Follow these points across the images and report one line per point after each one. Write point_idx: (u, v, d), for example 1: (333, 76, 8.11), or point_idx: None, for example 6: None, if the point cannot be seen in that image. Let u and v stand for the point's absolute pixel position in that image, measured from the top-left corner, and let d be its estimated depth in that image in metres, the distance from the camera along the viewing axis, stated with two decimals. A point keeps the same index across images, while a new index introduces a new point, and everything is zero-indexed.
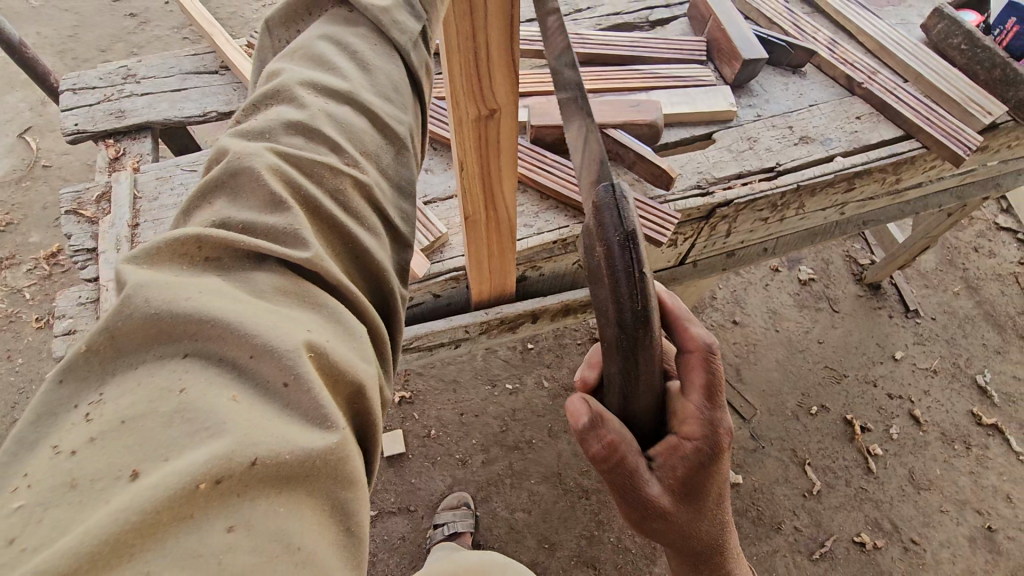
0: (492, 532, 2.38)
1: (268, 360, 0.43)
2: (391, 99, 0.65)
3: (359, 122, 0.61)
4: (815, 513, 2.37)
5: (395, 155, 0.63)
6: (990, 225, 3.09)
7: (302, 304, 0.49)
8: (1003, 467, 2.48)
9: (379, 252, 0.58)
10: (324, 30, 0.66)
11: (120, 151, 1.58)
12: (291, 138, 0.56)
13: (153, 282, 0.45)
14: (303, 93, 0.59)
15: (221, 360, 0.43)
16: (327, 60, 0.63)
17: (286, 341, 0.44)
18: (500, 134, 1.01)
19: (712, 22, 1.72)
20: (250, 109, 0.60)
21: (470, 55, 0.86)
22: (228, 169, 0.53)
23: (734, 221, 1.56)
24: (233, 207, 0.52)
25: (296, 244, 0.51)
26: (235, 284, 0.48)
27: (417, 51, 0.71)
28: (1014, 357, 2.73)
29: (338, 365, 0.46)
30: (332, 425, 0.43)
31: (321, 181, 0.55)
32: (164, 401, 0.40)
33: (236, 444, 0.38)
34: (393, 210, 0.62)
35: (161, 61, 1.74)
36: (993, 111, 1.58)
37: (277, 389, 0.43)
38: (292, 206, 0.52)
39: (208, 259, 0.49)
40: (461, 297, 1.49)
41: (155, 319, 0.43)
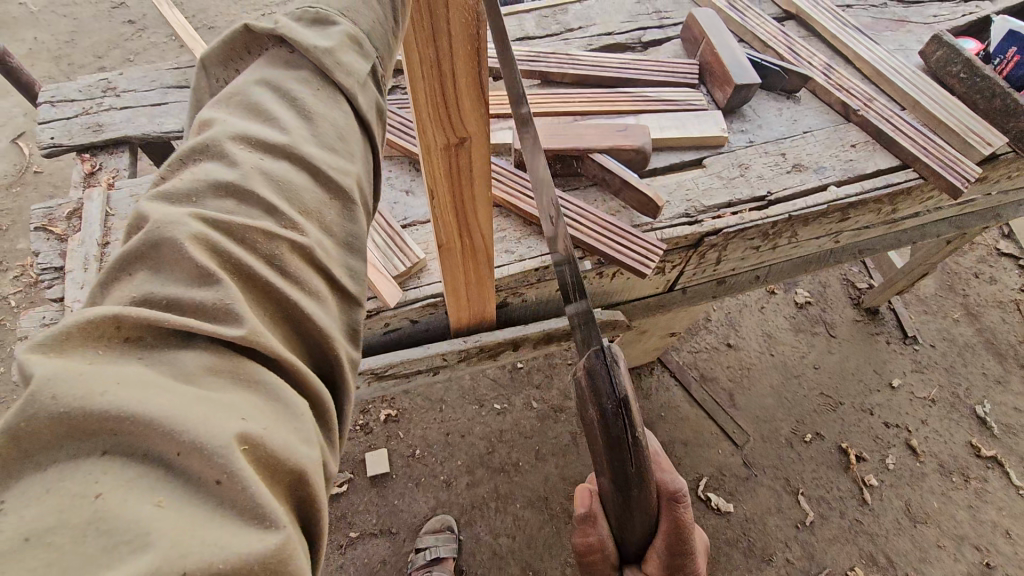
0: (476, 557, 2.32)
1: (198, 456, 0.38)
2: (339, 151, 0.59)
3: (297, 177, 0.54)
4: (808, 545, 2.31)
5: (340, 212, 0.57)
6: (990, 251, 3.03)
7: (236, 382, 0.43)
8: (1002, 501, 2.42)
9: (322, 316, 0.51)
10: (261, 73, 0.60)
11: (95, 166, 1.54)
12: (218, 202, 0.50)
13: (65, 371, 0.38)
14: (234, 149, 0.53)
15: (147, 457, 0.38)
16: (263, 108, 0.57)
17: (218, 433, 0.39)
18: (472, 162, 0.97)
19: (706, 44, 1.68)
20: (175, 165, 0.53)
21: (436, 82, 0.81)
22: (151, 240, 0.46)
23: (723, 249, 1.51)
24: (155, 280, 0.46)
25: (227, 320, 0.44)
26: (160, 366, 0.41)
27: (366, 92, 0.65)
28: (1015, 387, 2.66)
29: (276, 454, 0.42)
30: (272, 524, 0.39)
31: (253, 247, 0.49)
32: (75, 512, 0.34)
33: (164, 556, 0.33)
34: (339, 271, 0.55)
35: (143, 74, 1.71)
36: (993, 143, 1.53)
37: (210, 487, 0.38)
38: (221, 278, 0.46)
39: (129, 340, 0.42)
40: (440, 324, 1.44)
41: (63, 416, 0.37)
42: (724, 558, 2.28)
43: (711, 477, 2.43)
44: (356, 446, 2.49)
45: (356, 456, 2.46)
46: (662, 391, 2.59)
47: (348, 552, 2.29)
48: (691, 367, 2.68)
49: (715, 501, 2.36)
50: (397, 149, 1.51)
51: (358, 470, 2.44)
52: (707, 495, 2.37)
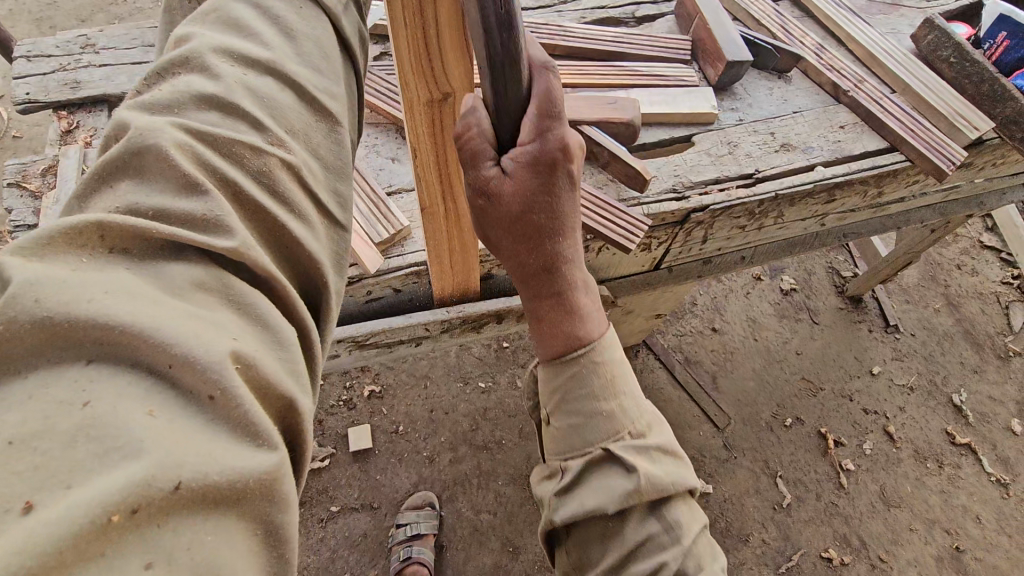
0: (457, 532, 2.34)
1: (189, 373, 0.37)
2: (323, 69, 0.58)
3: (283, 96, 0.53)
4: (784, 526, 2.35)
5: (327, 133, 0.55)
6: (974, 243, 3.06)
7: (223, 302, 0.42)
8: (974, 488, 2.47)
9: (311, 242, 0.49)
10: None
11: (73, 124, 1.50)
12: (203, 115, 0.48)
13: (51, 280, 0.37)
14: (216, 62, 0.51)
15: (136, 366, 0.37)
16: (244, 25, 0.55)
17: (208, 352, 0.38)
18: (456, 120, 0.95)
19: (699, 20, 1.67)
20: (153, 78, 0.51)
21: (420, 33, 0.79)
22: (132, 149, 0.44)
23: (710, 227, 1.51)
24: (138, 190, 0.44)
25: (218, 232, 0.43)
26: (145, 279, 0.40)
27: (349, 17, 0.65)
28: (990, 377, 2.71)
29: (265, 378, 0.41)
30: (267, 442, 0.39)
31: (241, 162, 0.47)
32: (65, 417, 0.34)
33: (158, 464, 0.33)
34: (325, 195, 0.53)
35: (123, 32, 1.66)
36: (979, 126, 1.54)
37: (201, 402, 0.38)
38: (209, 190, 0.44)
39: (114, 251, 0.41)
40: (423, 293, 1.43)
41: (50, 323, 0.36)
42: None
43: (691, 458, 2.46)
44: (339, 420, 2.48)
45: (339, 430, 2.46)
46: (646, 373, 2.61)
47: (329, 525, 2.29)
48: (675, 350, 2.70)
49: None
50: (385, 116, 1.48)
51: (340, 445, 2.43)
52: None
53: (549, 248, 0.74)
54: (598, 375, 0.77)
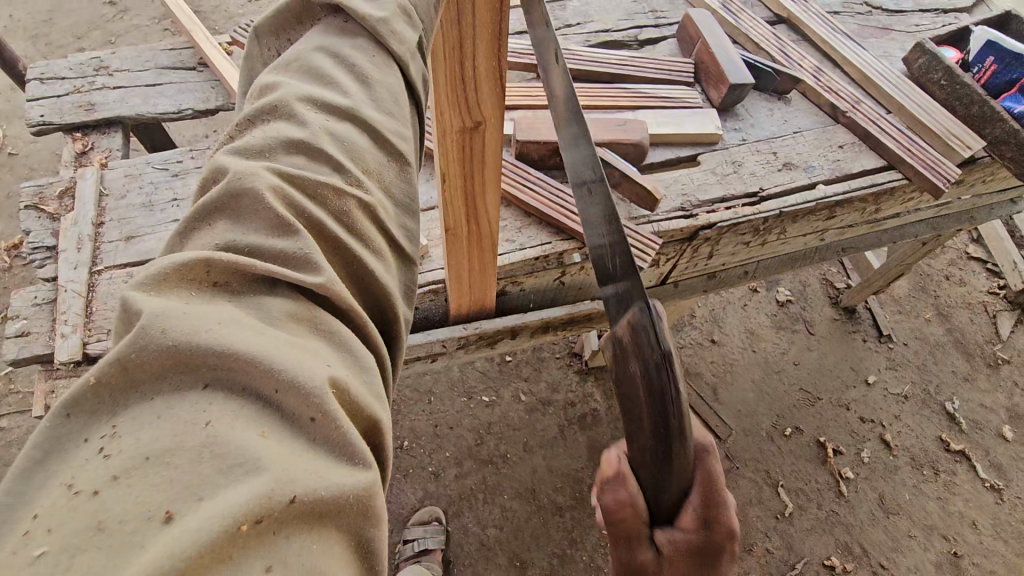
0: (463, 548, 2.34)
1: (294, 393, 0.36)
2: (397, 115, 0.54)
3: (361, 141, 0.50)
4: (787, 535, 2.38)
5: (398, 172, 0.52)
6: (960, 255, 3.15)
7: (316, 333, 0.41)
8: (969, 494, 2.52)
9: (384, 276, 0.48)
10: (320, 39, 0.55)
11: (88, 146, 1.51)
12: (290, 159, 0.46)
13: (172, 310, 0.37)
14: (302, 109, 0.49)
15: (246, 390, 0.36)
16: (325, 73, 0.52)
17: (312, 373, 0.37)
18: (484, 146, 0.98)
19: (701, 44, 1.73)
20: (243, 124, 0.49)
21: (456, 64, 0.83)
22: (230, 188, 0.43)
23: (716, 243, 1.55)
24: (235, 230, 0.43)
25: (308, 269, 0.42)
26: (244, 309, 0.40)
27: (416, 63, 0.60)
28: (981, 385, 2.78)
29: (358, 401, 0.39)
30: (368, 464, 0.37)
31: (325, 204, 0.45)
32: (187, 436, 0.33)
33: (275, 480, 0.32)
34: (394, 225, 0.50)
35: (136, 54, 1.68)
36: (972, 146, 1.60)
37: (303, 423, 0.36)
38: (300, 229, 0.43)
39: (216, 286, 0.40)
40: (439, 311, 1.45)
41: (173, 349, 0.35)
42: None
43: None
44: None
45: None
46: None
47: None
48: None
49: None
50: None
51: None
52: None
53: (610, 292, 0.76)
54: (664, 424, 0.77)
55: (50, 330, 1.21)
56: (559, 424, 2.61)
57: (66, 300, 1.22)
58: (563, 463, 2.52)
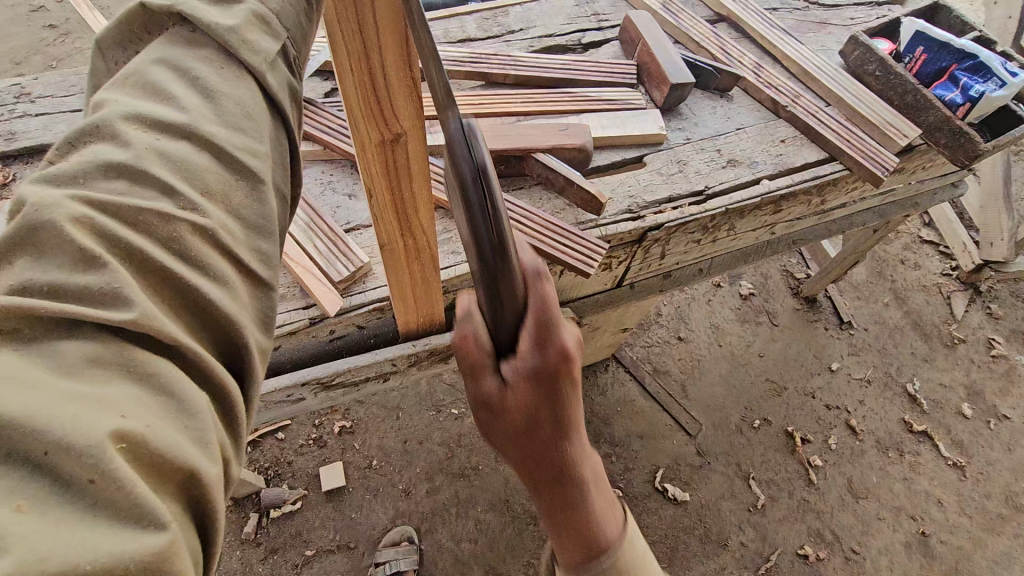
0: (438, 565, 2.29)
1: (67, 456, 0.34)
2: (245, 129, 0.53)
3: (197, 158, 0.49)
4: (760, 527, 2.40)
5: (250, 193, 0.52)
6: (914, 239, 3.23)
7: (121, 376, 0.39)
8: (934, 472, 2.57)
9: (231, 305, 0.47)
10: (158, 51, 0.54)
11: (9, 176, 1.44)
12: (108, 183, 0.45)
13: None
14: (126, 129, 0.47)
15: (15, 451, 0.34)
16: (162, 88, 0.51)
17: (88, 433, 0.35)
18: (409, 159, 0.95)
19: (642, 46, 1.73)
20: (64, 148, 0.47)
21: (367, 79, 0.80)
22: (27, 223, 0.41)
23: (666, 243, 1.55)
24: (35, 267, 0.41)
25: (115, 304, 0.40)
26: (34, 358, 0.38)
27: (277, 73, 0.59)
28: (940, 365, 2.84)
29: (160, 452, 0.38)
30: (154, 523, 0.36)
31: (148, 231, 0.44)
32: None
33: (20, 562, 0.29)
34: (251, 259, 0.50)
35: (60, 79, 1.61)
36: (908, 134, 1.63)
37: (83, 485, 0.35)
38: (109, 263, 0.41)
39: (6, 333, 0.38)
40: (389, 328, 1.41)
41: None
42: (682, 547, 2.33)
43: (667, 467, 2.49)
44: (310, 460, 2.42)
45: (310, 470, 2.39)
46: (617, 386, 2.64)
47: (304, 570, 2.21)
48: (644, 362, 2.75)
49: (671, 491, 2.42)
50: (338, 152, 1.48)
51: (313, 486, 2.37)
52: (663, 486, 2.44)
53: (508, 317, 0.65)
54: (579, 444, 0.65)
55: None
56: None
57: None
58: None
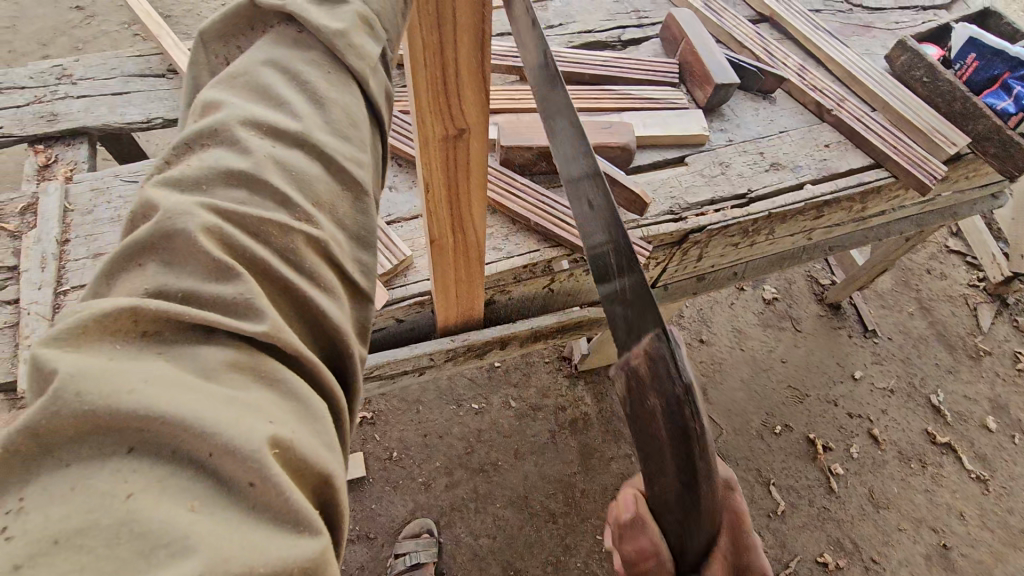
0: (456, 559, 2.29)
1: (229, 458, 0.34)
2: (349, 137, 0.51)
3: (311, 169, 0.48)
4: (779, 533, 2.39)
5: (351, 204, 0.50)
6: (941, 248, 3.19)
7: (257, 380, 0.39)
8: (956, 485, 2.55)
9: (339, 315, 0.46)
10: (266, 53, 0.53)
11: (52, 158, 1.44)
12: (229, 192, 0.44)
13: (90, 367, 0.34)
14: (245, 135, 0.46)
15: (174, 454, 0.34)
16: (272, 92, 0.50)
17: (249, 437, 0.34)
18: (469, 155, 0.94)
19: (686, 44, 1.71)
20: (179, 148, 0.47)
21: (439, 71, 0.78)
22: (159, 231, 0.41)
23: (706, 246, 1.54)
24: (168, 274, 0.41)
25: (248, 317, 0.40)
26: (175, 362, 0.37)
27: (377, 75, 0.58)
28: (965, 376, 2.81)
29: (305, 457, 0.37)
30: (311, 528, 0.35)
31: (268, 242, 0.43)
32: (106, 512, 0.31)
33: (206, 565, 0.30)
34: (350, 266, 0.48)
35: (102, 61, 1.61)
36: (956, 142, 1.61)
37: (242, 489, 0.34)
38: (240, 272, 0.41)
39: (148, 334, 0.38)
40: (425, 323, 1.41)
41: (92, 413, 0.33)
42: None
43: None
44: None
45: None
46: None
47: None
48: None
49: None
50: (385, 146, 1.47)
51: None
52: None
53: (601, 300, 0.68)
54: (675, 458, 0.66)
55: (14, 356, 1.15)
56: (550, 429, 2.58)
57: (30, 325, 1.16)
58: (555, 468, 2.49)
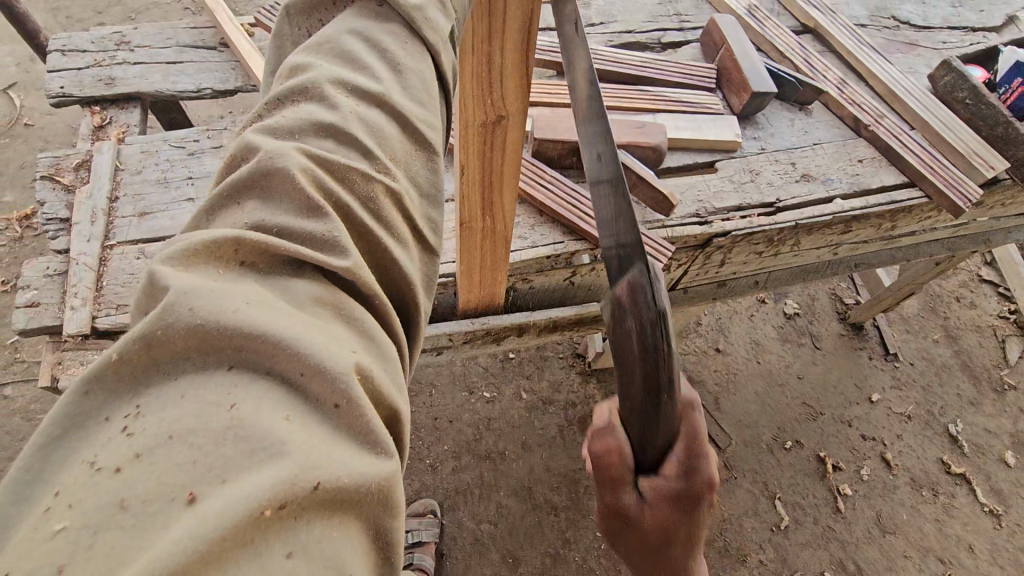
0: (457, 542, 2.34)
1: (318, 379, 0.38)
2: (426, 103, 0.56)
3: (389, 126, 0.52)
4: (781, 548, 2.38)
5: (425, 162, 0.54)
6: (972, 277, 3.12)
7: (338, 318, 0.42)
8: (968, 517, 2.51)
9: (408, 265, 0.49)
10: (352, 23, 0.56)
11: (105, 120, 1.52)
12: (320, 142, 0.48)
13: (199, 286, 0.38)
14: (334, 93, 0.50)
15: (270, 372, 0.38)
16: (357, 58, 0.54)
17: (337, 361, 0.38)
18: (507, 141, 0.97)
19: (725, 51, 1.71)
20: (273, 104, 0.51)
21: (483, 58, 0.82)
22: (259, 169, 0.45)
23: (729, 252, 1.54)
24: (264, 209, 0.45)
25: (334, 252, 0.44)
26: (272, 293, 0.41)
27: (449, 54, 0.62)
28: (986, 409, 2.75)
29: (379, 390, 0.41)
30: (383, 451, 0.39)
31: (352, 187, 0.47)
32: (213, 419, 0.35)
33: (301, 465, 0.33)
34: (420, 220, 0.53)
35: (158, 31, 1.68)
36: (995, 166, 1.59)
37: (326, 409, 0.38)
38: (329, 212, 0.45)
39: (244, 264, 0.42)
40: (448, 305, 1.45)
41: (200, 328, 0.37)
42: None
43: None
44: None
45: None
46: None
47: None
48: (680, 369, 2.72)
49: None
50: None
51: None
52: None
53: (608, 249, 0.79)
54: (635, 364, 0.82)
55: (61, 301, 1.22)
56: (559, 424, 2.60)
57: (77, 272, 1.23)
58: (561, 462, 2.52)
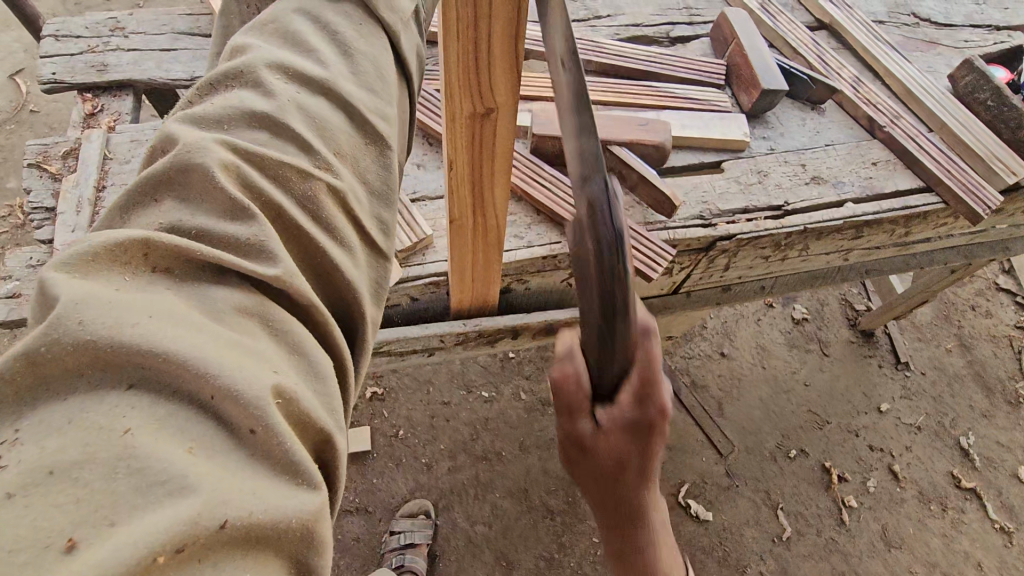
0: (450, 543, 2.31)
1: (232, 402, 0.34)
2: (373, 88, 0.51)
3: (333, 116, 0.48)
4: (782, 559, 2.32)
5: (376, 157, 0.50)
6: (989, 285, 3.02)
7: (264, 331, 0.38)
8: (977, 533, 2.43)
9: (356, 274, 0.45)
10: (302, 1, 0.53)
11: (97, 107, 1.49)
12: (251, 133, 0.44)
13: (97, 298, 0.34)
14: (273, 79, 0.47)
15: (178, 395, 0.34)
16: (304, 40, 0.50)
17: (255, 382, 0.34)
18: (494, 135, 0.92)
19: (735, 46, 1.65)
20: (206, 89, 0.47)
21: (470, 45, 0.77)
22: (177, 164, 0.41)
23: (734, 255, 1.48)
24: (182, 209, 0.41)
25: (261, 259, 0.40)
26: (185, 302, 0.37)
27: (408, 36, 0.58)
28: (1000, 423, 2.67)
29: (309, 413, 0.37)
30: (308, 484, 0.35)
31: (286, 185, 0.43)
32: (104, 447, 0.31)
33: (203, 503, 0.30)
34: (368, 222, 0.47)
35: (153, 17, 1.64)
36: (1016, 171, 1.52)
37: (243, 436, 0.34)
38: (257, 214, 0.41)
39: (156, 271, 0.38)
40: (439, 305, 1.41)
41: (93, 346, 0.33)
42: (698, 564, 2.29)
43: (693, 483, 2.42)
44: None
45: None
46: None
47: None
48: (682, 373, 2.67)
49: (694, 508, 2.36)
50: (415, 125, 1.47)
51: None
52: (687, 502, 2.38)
53: None
54: None
55: None
56: None
57: None
58: (558, 465, 2.47)
